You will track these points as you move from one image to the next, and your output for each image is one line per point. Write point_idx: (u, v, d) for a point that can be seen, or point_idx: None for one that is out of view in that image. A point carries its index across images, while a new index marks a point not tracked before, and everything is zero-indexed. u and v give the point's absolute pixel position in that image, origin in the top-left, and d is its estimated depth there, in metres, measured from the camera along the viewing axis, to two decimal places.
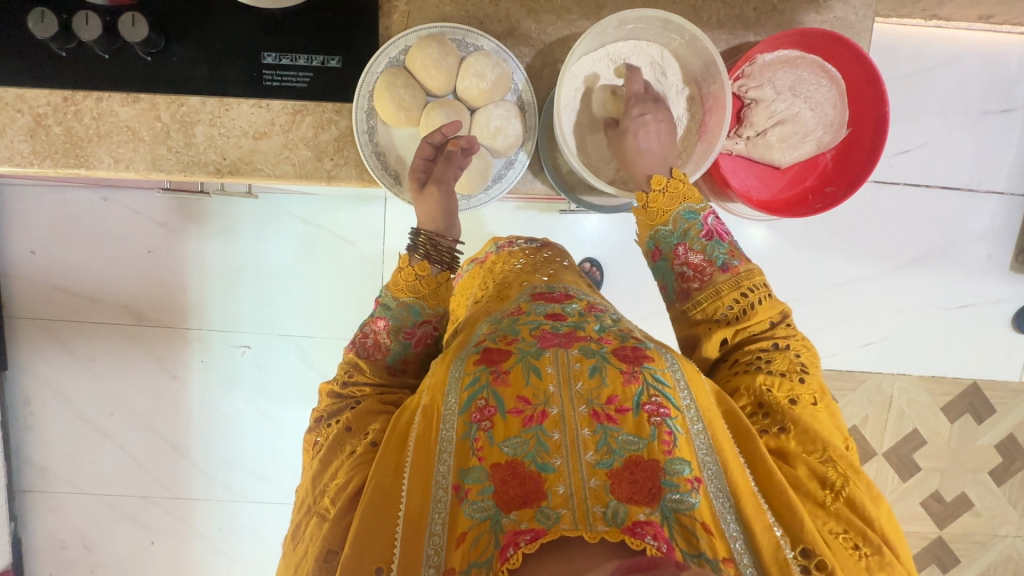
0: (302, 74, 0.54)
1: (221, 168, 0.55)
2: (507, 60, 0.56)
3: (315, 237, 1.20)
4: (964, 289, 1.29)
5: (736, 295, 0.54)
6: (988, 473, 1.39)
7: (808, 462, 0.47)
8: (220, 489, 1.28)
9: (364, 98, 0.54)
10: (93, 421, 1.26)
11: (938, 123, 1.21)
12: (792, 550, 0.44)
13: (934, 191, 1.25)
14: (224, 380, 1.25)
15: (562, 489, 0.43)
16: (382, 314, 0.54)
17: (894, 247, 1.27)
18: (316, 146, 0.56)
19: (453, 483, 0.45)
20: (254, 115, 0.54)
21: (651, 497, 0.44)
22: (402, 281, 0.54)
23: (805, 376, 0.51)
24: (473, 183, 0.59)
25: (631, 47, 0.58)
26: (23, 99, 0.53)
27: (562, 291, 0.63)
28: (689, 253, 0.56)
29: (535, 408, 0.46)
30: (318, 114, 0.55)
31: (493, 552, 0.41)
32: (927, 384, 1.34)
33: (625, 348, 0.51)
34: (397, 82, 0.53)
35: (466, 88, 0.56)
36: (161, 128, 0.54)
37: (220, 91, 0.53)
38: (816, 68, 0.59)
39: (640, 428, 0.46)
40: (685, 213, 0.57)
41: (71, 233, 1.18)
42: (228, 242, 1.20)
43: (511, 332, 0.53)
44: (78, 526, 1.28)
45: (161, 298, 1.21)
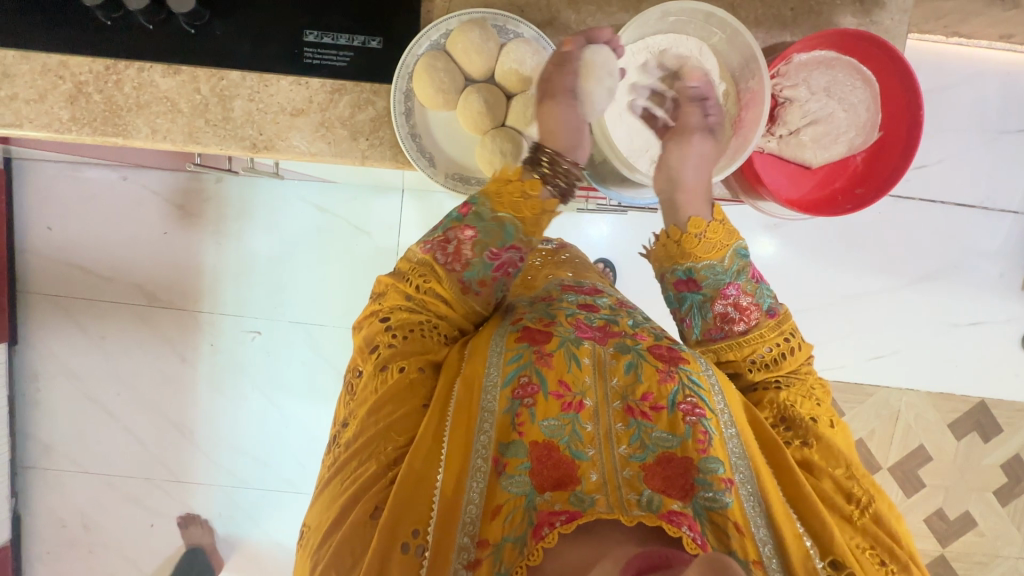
0: (343, 53, 0.55)
1: (256, 143, 0.55)
2: (547, 48, 0.57)
3: (332, 226, 1.21)
4: (975, 306, 1.29)
5: (776, 341, 0.53)
6: (992, 493, 1.38)
7: (834, 476, 0.48)
8: (223, 473, 1.28)
9: (404, 80, 0.54)
10: (100, 400, 1.26)
11: (955, 140, 1.22)
12: (822, 560, 0.44)
13: (949, 207, 1.25)
14: (233, 365, 1.25)
15: (596, 476, 0.44)
16: (474, 223, 0.54)
17: (907, 262, 1.28)
18: (352, 125, 0.56)
19: (493, 454, 0.45)
20: (293, 92, 0.55)
21: (683, 492, 0.44)
22: (507, 197, 0.54)
23: (823, 399, 0.52)
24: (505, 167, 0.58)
25: (670, 40, 0.59)
26: (67, 67, 0.53)
27: (591, 285, 0.64)
28: (740, 294, 0.53)
29: (573, 396, 0.48)
30: (356, 94, 0.55)
31: (527, 529, 0.42)
32: (934, 400, 1.34)
33: (659, 346, 0.52)
34: (438, 64, 0.54)
35: (505, 73, 0.57)
36: (199, 101, 0.55)
37: (261, 66, 0.54)
38: (851, 70, 0.60)
39: (674, 425, 0.47)
40: (739, 251, 0.55)
41: (89, 211, 1.19)
42: (244, 227, 1.20)
43: (547, 316, 0.54)
44: (79, 505, 1.28)
45: (174, 280, 1.22)
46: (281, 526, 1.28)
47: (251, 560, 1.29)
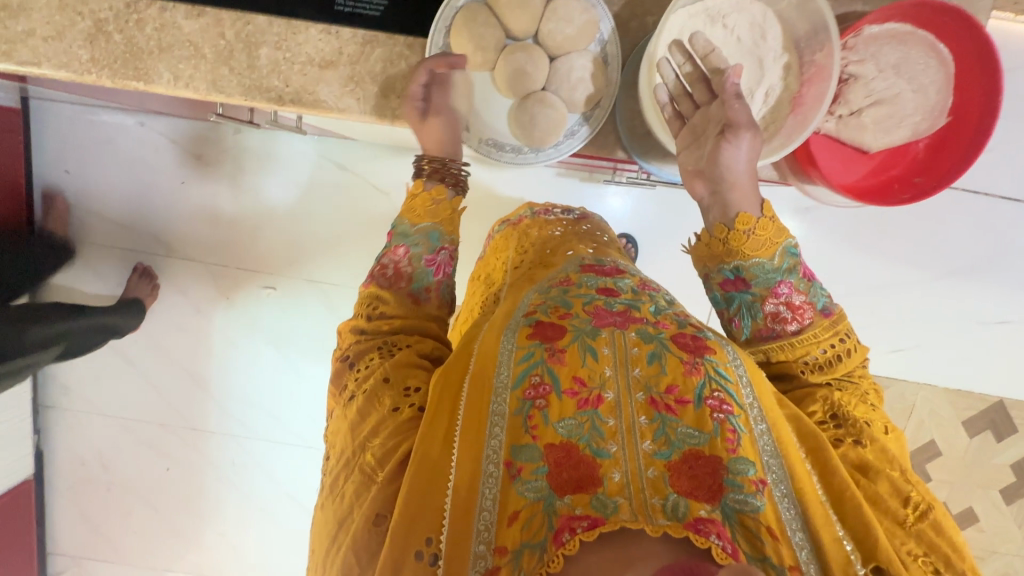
0: (376, 2, 0.51)
1: (283, 95, 0.52)
2: (596, 5, 0.52)
3: (350, 185, 1.18)
4: (1007, 305, 1.25)
5: (832, 341, 0.55)
6: (999, 491, 1.38)
7: (891, 478, 0.48)
8: (235, 424, 1.30)
9: (441, 34, 0.51)
10: (117, 347, 1.27)
11: (1009, 129, 1.15)
12: (863, 566, 0.45)
13: (993, 200, 1.20)
14: (247, 320, 1.25)
15: (618, 476, 0.45)
16: (401, 241, 0.58)
17: (940, 254, 1.23)
18: (384, 81, 0.53)
19: (505, 459, 0.46)
20: (323, 42, 0.52)
21: (711, 493, 0.45)
22: (420, 207, 0.59)
23: (875, 406, 0.54)
24: (542, 135, 0.53)
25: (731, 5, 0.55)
26: (85, 3, 0.51)
27: (613, 265, 0.66)
28: (793, 293, 0.55)
29: (590, 391, 0.49)
30: (388, 48, 0.52)
31: (546, 535, 0.42)
32: (951, 397, 1.32)
33: (683, 336, 0.53)
34: (477, 18, 0.50)
35: (550, 32, 0.52)
36: (224, 47, 0.52)
37: (289, 12, 0.51)
38: (924, 48, 0.57)
39: (700, 421, 0.48)
40: (788, 249, 0.56)
41: (106, 157, 1.17)
42: (262, 181, 1.18)
43: (563, 307, 0.56)
44: (97, 445, 1.32)
45: (190, 231, 1.21)
46: (290, 478, 1.31)
47: (261, 508, 1.33)
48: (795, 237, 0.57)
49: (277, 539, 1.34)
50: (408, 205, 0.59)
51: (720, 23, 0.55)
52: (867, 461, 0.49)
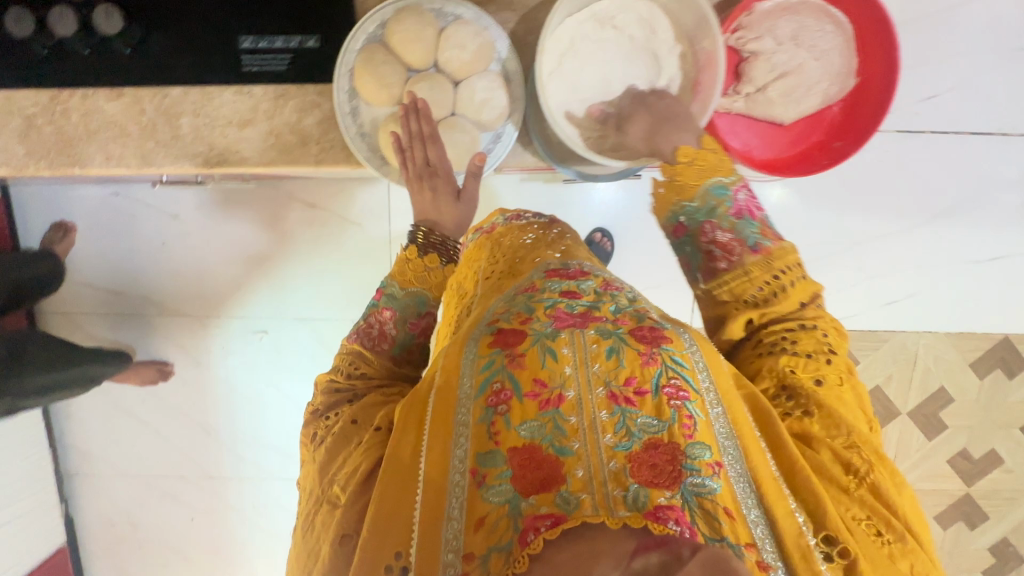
0: (281, 58, 0.62)
1: (208, 157, 0.64)
2: (487, 26, 0.63)
3: (323, 220, 1.21)
4: (996, 240, 1.23)
5: (770, 274, 0.59)
6: (1019, 430, 1.35)
7: (832, 446, 0.51)
8: (250, 467, 1.34)
9: (345, 78, 0.61)
10: (127, 408, 1.31)
11: (968, 64, 1.15)
12: (815, 536, 0.47)
13: (963, 137, 1.19)
14: (245, 364, 1.28)
15: (581, 473, 0.46)
16: (388, 303, 0.60)
17: (919, 199, 1.22)
18: (300, 130, 0.64)
19: (470, 467, 0.47)
20: (237, 103, 0.63)
21: (672, 480, 0.46)
22: (411, 272, 0.61)
23: (831, 355, 0.56)
24: (459, 155, 0.66)
25: (616, 9, 0.71)
26: (14, 101, 0.62)
27: (577, 268, 0.67)
28: (717, 231, 0.61)
29: (551, 391, 0.50)
30: (300, 97, 0.63)
31: (512, 537, 0.43)
32: (954, 341, 1.29)
33: (643, 330, 0.55)
34: (376, 59, 0.61)
35: (447, 60, 0.63)
36: (146, 122, 0.63)
37: (201, 81, 0.62)
38: (817, 22, 0.75)
39: (660, 411, 0.49)
40: (712, 188, 0.62)
41: (88, 229, 1.21)
42: (238, 229, 1.21)
43: (525, 312, 0.58)
44: (122, 504, 1.36)
45: (179, 288, 1.24)
46: None
47: (286, 545, 1.36)
48: (725, 177, 0.63)
49: None
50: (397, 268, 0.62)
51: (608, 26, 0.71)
52: (810, 432, 0.52)
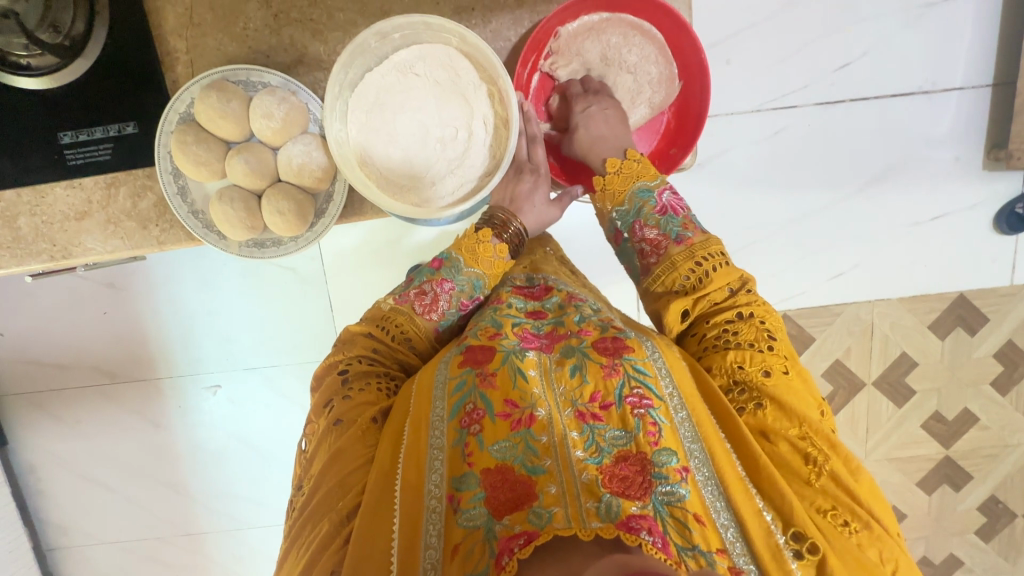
0: (102, 149, 0.78)
1: (53, 253, 0.81)
2: (294, 90, 0.77)
3: (256, 271, 1.21)
4: (934, 199, 1.21)
5: (693, 262, 0.69)
6: (990, 385, 1.32)
7: (788, 438, 0.59)
8: (226, 520, 1.35)
9: (166, 161, 0.77)
10: (95, 478, 1.32)
11: (876, 27, 1.13)
12: (784, 534, 0.54)
13: (885, 101, 1.17)
14: (203, 421, 1.29)
15: (553, 489, 0.55)
16: (452, 277, 0.74)
17: (849, 169, 1.20)
18: (138, 215, 0.81)
19: (449, 493, 0.56)
20: (73, 198, 0.80)
21: (643, 490, 0.56)
22: (483, 254, 0.76)
23: (771, 341, 0.64)
24: (289, 219, 0.79)
25: (413, 56, 0.74)
26: None
27: (542, 285, 0.78)
28: (645, 229, 0.73)
29: (523, 412, 0.60)
30: (130, 184, 0.80)
31: (490, 561, 0.51)
32: (909, 306, 1.27)
33: (605, 341, 0.65)
34: (186, 140, 0.75)
35: (261, 128, 0.76)
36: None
37: (28, 179, 0.79)
38: (626, 29, 0.83)
39: (625, 421, 0.59)
40: (640, 192, 0.75)
41: (28, 308, 1.22)
42: (174, 291, 1.22)
43: (495, 327, 0.68)
44: (107, 571, 1.38)
45: (127, 355, 1.25)
46: None
47: None
48: (647, 182, 0.76)
49: None
50: (465, 249, 0.76)
51: (412, 73, 0.75)
52: (766, 424, 0.60)
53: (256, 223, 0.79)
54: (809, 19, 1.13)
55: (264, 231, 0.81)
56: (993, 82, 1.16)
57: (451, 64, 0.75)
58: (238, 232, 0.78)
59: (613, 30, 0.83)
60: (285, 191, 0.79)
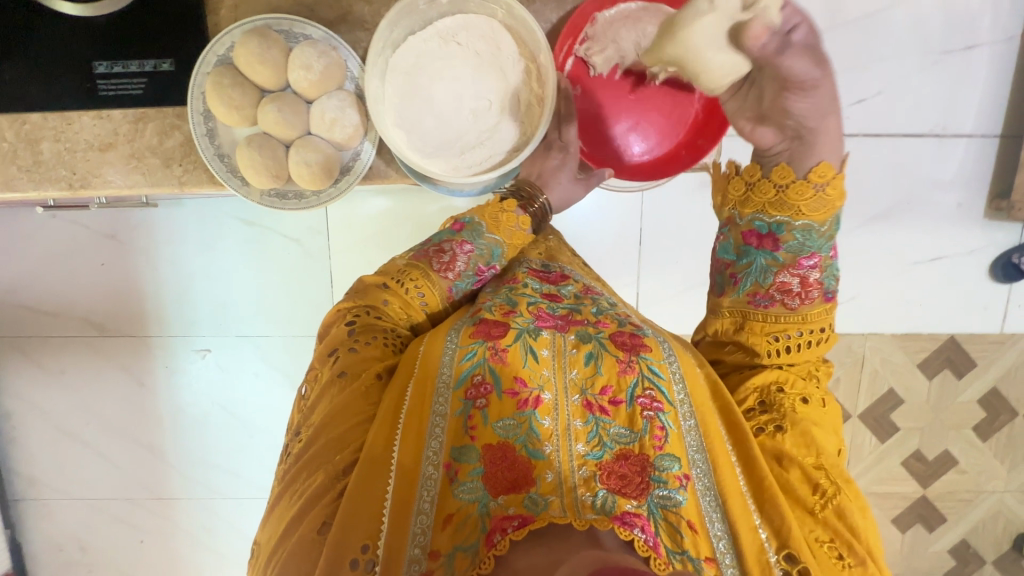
0: (137, 82, 0.80)
1: (72, 181, 0.83)
2: (336, 46, 0.78)
3: (260, 238, 1.21)
4: (935, 240, 1.24)
5: (821, 325, 0.65)
6: (972, 430, 1.34)
7: (802, 466, 0.60)
8: (199, 488, 1.33)
9: (200, 101, 0.78)
10: (72, 431, 1.30)
11: (896, 67, 1.16)
12: (776, 553, 0.56)
13: (896, 139, 1.19)
14: (189, 384, 1.28)
15: (551, 476, 0.59)
16: (471, 240, 0.74)
17: (856, 202, 1.23)
18: (164, 154, 0.83)
19: (445, 461, 0.58)
20: (99, 128, 0.82)
21: (639, 490, 0.58)
22: (504, 222, 0.76)
23: (818, 383, 0.65)
24: (313, 172, 0.79)
25: (458, 24, 0.76)
26: None
27: (558, 272, 0.76)
28: (787, 274, 0.65)
29: (530, 394, 0.62)
30: (162, 122, 0.82)
31: (478, 537, 0.55)
32: (900, 343, 1.29)
33: (622, 336, 0.66)
34: (224, 82, 0.76)
35: (298, 79, 0.76)
36: (14, 146, 0.82)
37: (60, 107, 0.81)
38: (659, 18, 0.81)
39: (631, 421, 0.61)
40: (834, 218, 0.64)
41: (25, 251, 1.20)
42: (176, 248, 1.21)
43: (509, 304, 0.68)
44: (70, 528, 1.35)
45: (119, 309, 1.24)
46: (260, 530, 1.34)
47: (238, 562, 1.37)
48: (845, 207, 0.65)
49: None
50: (489, 215, 0.76)
51: (454, 40, 0.76)
52: (783, 449, 0.61)
53: (280, 173, 0.80)
54: (832, 50, 1.16)
55: (287, 182, 0.81)
56: (1001, 133, 1.19)
57: (493, 36, 0.76)
58: (263, 180, 0.78)
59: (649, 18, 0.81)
60: (314, 143, 0.79)
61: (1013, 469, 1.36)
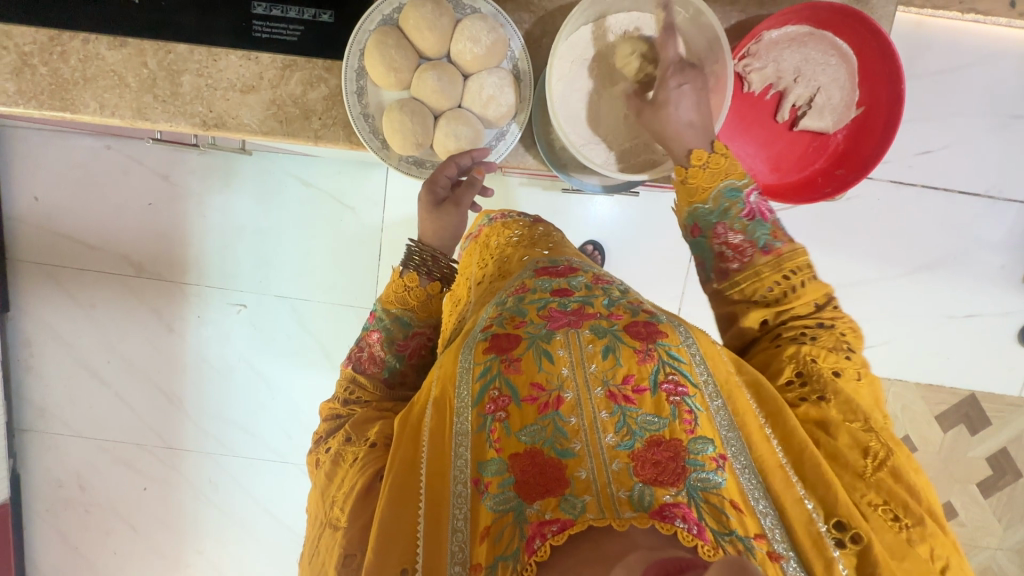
0: (293, 28, 0.68)
1: (207, 120, 0.70)
2: (504, 24, 0.69)
3: (317, 201, 1.20)
4: (973, 298, 1.27)
5: (779, 277, 0.58)
6: (976, 486, 1.38)
7: (850, 431, 0.49)
8: (213, 442, 1.32)
9: (356, 57, 0.67)
10: (93, 368, 1.28)
11: (966, 125, 1.19)
12: (827, 523, 0.46)
13: (954, 195, 1.22)
14: (220, 337, 1.26)
15: (584, 475, 0.46)
16: (378, 326, 0.65)
17: (906, 250, 1.25)
18: (305, 104, 0.70)
19: (472, 476, 0.49)
20: (243, 68, 0.69)
21: (675, 476, 0.46)
22: (392, 293, 0.67)
23: (850, 353, 0.54)
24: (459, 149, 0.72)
25: (634, 19, 0.70)
26: (13, 39, 0.67)
27: (566, 265, 0.67)
28: (729, 233, 0.60)
29: (549, 395, 0.50)
30: (307, 71, 0.70)
31: (518, 543, 0.43)
32: (922, 393, 1.32)
33: (636, 325, 0.55)
34: (388, 41, 0.66)
35: (461, 50, 0.69)
36: (147, 74, 0.69)
37: (209, 41, 0.68)
38: (822, 46, 0.74)
39: (659, 407, 0.49)
40: (725, 191, 0.61)
41: (75, 181, 1.18)
42: (229, 198, 1.19)
43: (519, 315, 0.57)
44: (74, 466, 1.33)
45: (161, 252, 1.22)
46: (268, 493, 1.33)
47: (239, 522, 1.35)
48: (738, 180, 0.62)
49: (262, 553, 1.37)
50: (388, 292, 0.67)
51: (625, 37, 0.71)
52: (827, 418, 0.51)
53: (424, 141, 0.71)
54: (909, 99, 1.18)
55: (427, 151, 0.73)
56: None
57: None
58: (407, 148, 0.69)
59: (815, 46, 0.74)
60: (464, 118, 0.72)
61: (1007, 527, 1.40)
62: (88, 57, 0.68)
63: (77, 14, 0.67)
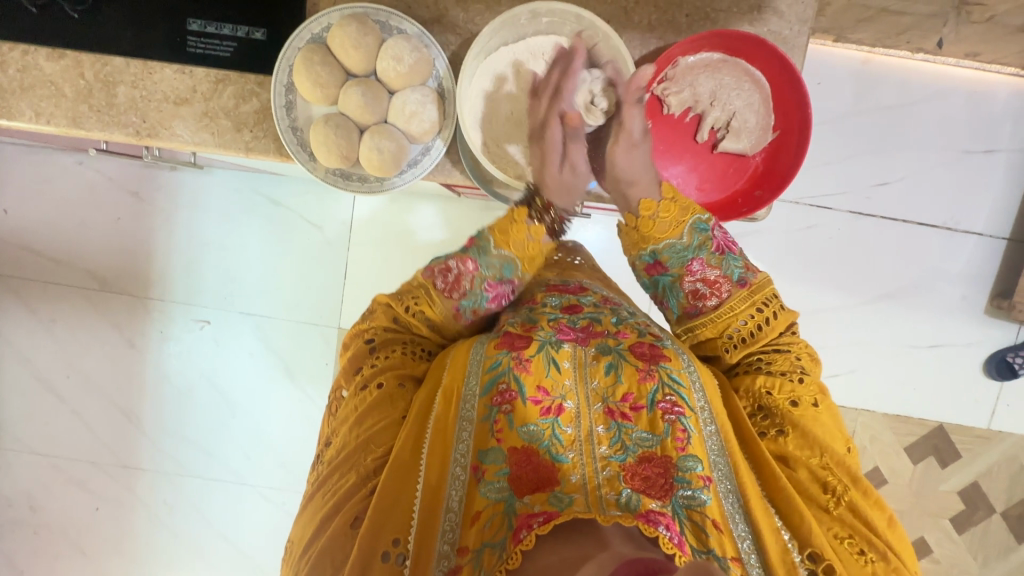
0: (227, 44, 0.71)
1: (140, 129, 0.72)
2: (428, 45, 0.71)
3: (280, 218, 1.21)
4: (936, 328, 1.27)
5: (752, 310, 0.63)
6: (950, 521, 1.34)
7: (809, 466, 0.54)
8: (167, 461, 1.29)
9: (285, 73, 0.70)
10: (49, 383, 1.26)
11: (919, 158, 1.22)
12: (800, 553, 0.50)
13: (911, 226, 1.24)
14: (178, 352, 1.25)
15: (575, 477, 0.51)
16: (476, 257, 0.68)
17: (865, 280, 1.26)
18: (236, 117, 0.72)
19: (472, 463, 0.52)
20: (177, 81, 0.71)
21: (663, 492, 0.51)
22: (510, 234, 0.68)
23: (805, 376, 0.59)
24: (385, 163, 0.73)
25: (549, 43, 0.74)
26: None
27: (576, 286, 0.73)
28: (704, 268, 0.65)
29: (552, 400, 0.55)
30: (239, 85, 0.72)
31: (506, 533, 0.47)
32: (890, 423, 1.31)
33: (642, 347, 0.59)
34: (314, 59, 0.69)
35: (385, 68, 0.71)
36: (83, 85, 0.71)
37: (143, 54, 0.71)
38: (739, 73, 0.77)
39: (653, 425, 0.54)
40: (695, 226, 0.66)
41: (44, 195, 1.19)
42: (194, 215, 1.21)
43: (531, 322, 0.63)
44: (25, 485, 1.29)
45: (125, 266, 1.22)
46: (223, 516, 1.29)
47: (191, 547, 1.31)
48: (704, 215, 0.67)
49: None
50: (498, 228, 0.68)
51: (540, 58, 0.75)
52: (787, 452, 0.55)
53: (350, 153, 0.72)
54: (863, 132, 1.21)
55: (354, 163, 0.74)
56: (1008, 237, 1.24)
57: None
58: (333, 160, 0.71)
59: (729, 71, 0.76)
60: (390, 132, 0.73)
61: (983, 565, 1.36)
62: (26, 67, 0.70)
63: (24, 27, 0.70)
